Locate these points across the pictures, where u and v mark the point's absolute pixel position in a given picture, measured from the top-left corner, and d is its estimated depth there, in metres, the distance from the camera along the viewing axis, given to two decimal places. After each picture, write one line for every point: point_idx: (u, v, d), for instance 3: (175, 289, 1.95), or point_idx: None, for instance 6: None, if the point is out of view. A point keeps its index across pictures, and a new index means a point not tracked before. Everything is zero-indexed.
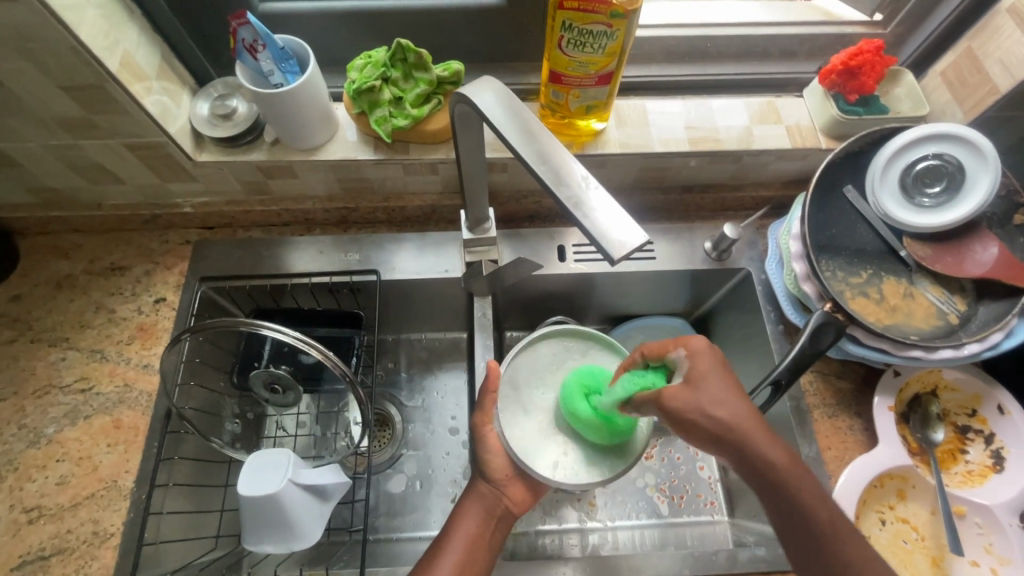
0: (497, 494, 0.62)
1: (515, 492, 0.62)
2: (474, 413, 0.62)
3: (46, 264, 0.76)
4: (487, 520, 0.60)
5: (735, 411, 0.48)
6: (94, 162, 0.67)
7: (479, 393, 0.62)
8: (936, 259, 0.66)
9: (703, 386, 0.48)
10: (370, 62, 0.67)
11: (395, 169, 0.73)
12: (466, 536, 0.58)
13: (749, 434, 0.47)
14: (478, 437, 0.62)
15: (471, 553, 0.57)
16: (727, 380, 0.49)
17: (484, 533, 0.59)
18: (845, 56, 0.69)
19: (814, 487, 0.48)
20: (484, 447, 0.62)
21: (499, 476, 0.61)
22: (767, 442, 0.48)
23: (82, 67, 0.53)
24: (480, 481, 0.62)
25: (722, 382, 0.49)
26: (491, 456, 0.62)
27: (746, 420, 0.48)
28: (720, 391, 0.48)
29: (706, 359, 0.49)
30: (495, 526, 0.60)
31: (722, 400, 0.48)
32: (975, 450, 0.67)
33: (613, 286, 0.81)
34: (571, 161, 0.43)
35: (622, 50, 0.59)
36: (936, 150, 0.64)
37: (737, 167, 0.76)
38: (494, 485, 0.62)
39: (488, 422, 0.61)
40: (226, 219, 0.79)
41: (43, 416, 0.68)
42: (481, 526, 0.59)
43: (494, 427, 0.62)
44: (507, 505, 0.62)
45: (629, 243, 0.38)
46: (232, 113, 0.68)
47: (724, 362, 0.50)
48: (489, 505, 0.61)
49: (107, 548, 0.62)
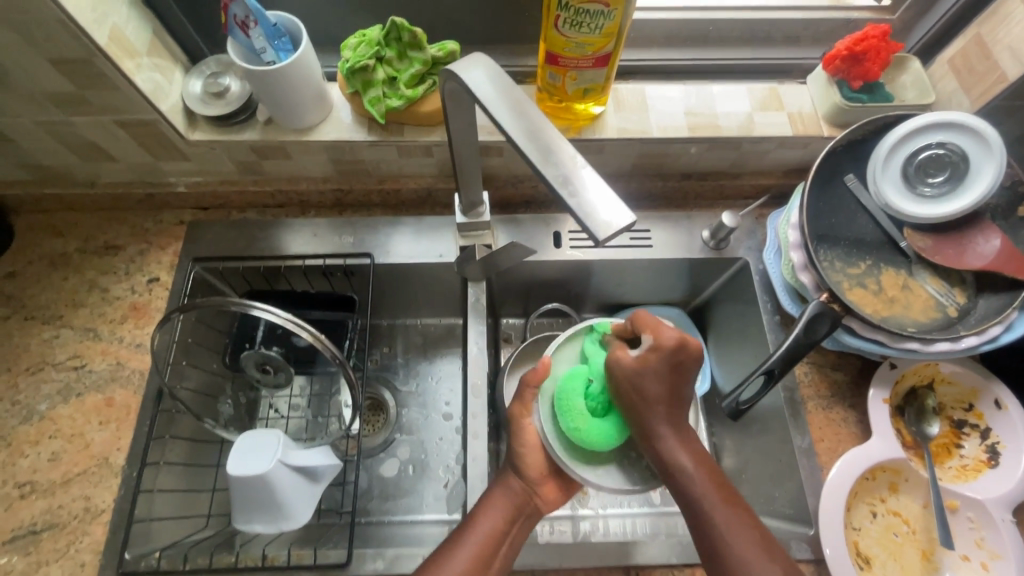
0: (528, 493, 0.60)
1: (547, 493, 0.61)
2: (512, 404, 0.62)
3: (41, 242, 0.76)
4: (514, 518, 0.58)
5: (654, 400, 0.53)
6: (87, 139, 0.67)
7: (521, 384, 0.61)
8: (937, 251, 0.65)
9: (646, 372, 0.53)
10: (364, 40, 0.67)
11: (389, 151, 0.72)
12: (491, 530, 0.56)
13: (660, 424, 0.53)
14: (513, 430, 0.62)
15: (490, 550, 0.55)
16: (660, 376, 0.53)
17: (508, 531, 0.57)
18: (850, 42, 0.67)
19: (719, 491, 0.52)
20: (519, 442, 0.62)
21: (534, 474, 0.61)
22: (671, 435, 0.53)
23: (70, 40, 0.52)
24: (511, 475, 0.61)
25: (659, 376, 0.53)
26: (528, 451, 0.61)
27: (660, 410, 0.53)
28: (651, 380, 0.53)
29: (661, 351, 0.53)
30: (519, 525, 0.59)
31: (644, 389, 0.53)
32: (970, 444, 0.66)
33: (609, 274, 0.80)
34: (560, 140, 0.42)
35: (619, 31, 0.58)
36: (940, 139, 0.63)
37: (737, 155, 0.75)
38: (527, 484, 0.61)
39: (525, 414, 0.61)
40: (220, 199, 0.78)
41: (35, 393, 0.68)
42: (507, 523, 0.58)
43: (532, 421, 0.61)
44: (536, 506, 0.61)
45: (615, 223, 0.38)
46: (224, 91, 0.67)
47: (675, 362, 0.54)
48: (517, 502, 0.59)
49: (98, 524, 0.62)
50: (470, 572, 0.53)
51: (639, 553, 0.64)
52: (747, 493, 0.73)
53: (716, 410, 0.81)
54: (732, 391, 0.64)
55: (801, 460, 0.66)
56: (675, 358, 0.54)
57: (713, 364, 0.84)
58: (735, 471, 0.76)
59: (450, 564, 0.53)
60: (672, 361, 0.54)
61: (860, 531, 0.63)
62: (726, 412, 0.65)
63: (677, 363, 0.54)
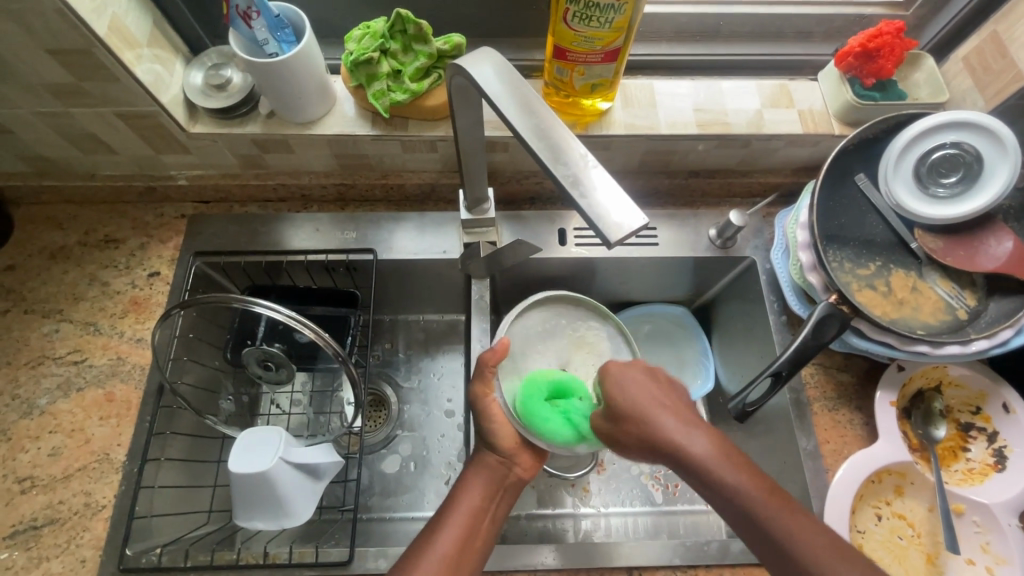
0: (505, 465, 0.60)
1: (524, 462, 0.61)
2: (473, 385, 0.60)
3: (40, 235, 0.75)
4: (494, 492, 0.58)
5: (650, 425, 0.51)
6: (86, 131, 0.66)
7: (480, 363, 0.60)
8: (948, 252, 0.64)
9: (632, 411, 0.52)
10: (368, 32, 0.65)
11: (393, 146, 0.71)
12: (470, 510, 0.56)
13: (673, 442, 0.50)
14: (481, 412, 0.60)
15: (474, 528, 0.55)
16: (646, 391, 0.53)
17: (489, 507, 0.57)
18: (863, 38, 0.65)
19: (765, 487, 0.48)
20: (485, 419, 0.60)
21: (509, 447, 0.60)
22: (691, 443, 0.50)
23: (68, 30, 0.51)
24: (486, 452, 0.61)
25: (646, 406, 0.52)
26: (499, 427, 0.60)
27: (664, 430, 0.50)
28: (642, 397, 0.52)
29: (629, 387, 0.53)
30: (499, 499, 0.59)
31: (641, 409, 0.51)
32: (977, 448, 0.66)
33: (614, 272, 0.79)
34: (570, 139, 0.41)
35: (629, 25, 0.57)
36: (953, 139, 0.62)
37: (747, 153, 0.74)
38: (502, 458, 0.60)
39: (489, 392, 0.60)
40: (222, 193, 0.77)
41: (36, 387, 0.67)
42: (486, 500, 0.58)
43: (496, 397, 0.60)
44: (517, 475, 0.60)
45: (627, 225, 0.37)
46: (226, 83, 0.66)
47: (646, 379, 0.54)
48: (495, 477, 0.59)
49: (99, 520, 0.62)
50: (458, 551, 0.53)
51: (642, 553, 0.64)
52: None
53: (720, 410, 0.81)
54: (738, 392, 0.63)
55: (807, 462, 0.66)
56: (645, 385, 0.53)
57: (718, 363, 0.83)
58: None
59: (437, 545, 0.53)
60: (648, 389, 0.53)
61: (864, 534, 0.63)
62: (732, 414, 0.64)
63: (650, 389, 0.53)
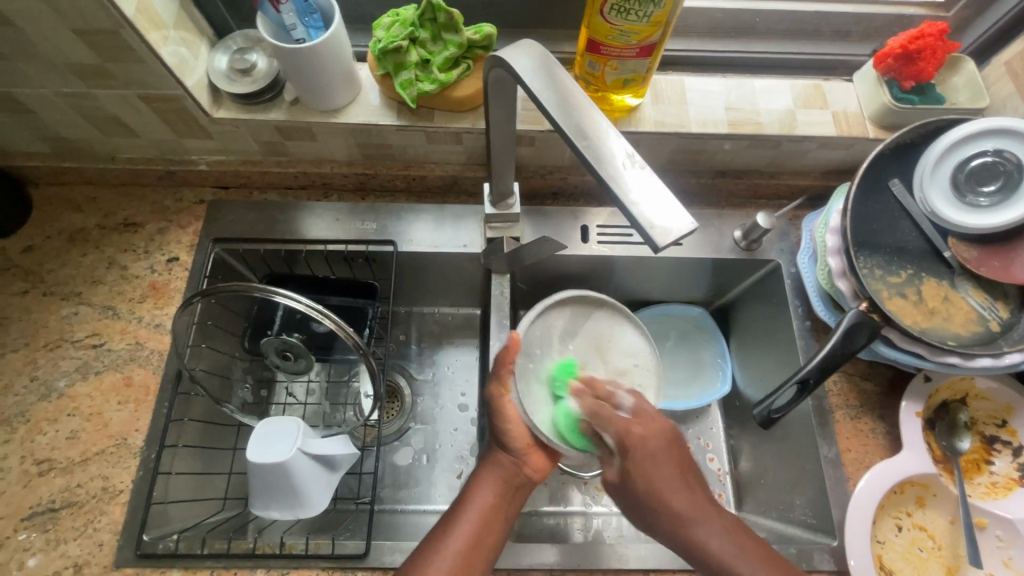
0: (516, 466, 0.60)
1: (536, 462, 0.60)
2: (489, 383, 0.60)
3: (58, 216, 0.75)
4: (505, 492, 0.58)
5: (649, 482, 0.54)
6: (109, 113, 0.65)
7: (496, 362, 0.60)
8: (983, 262, 0.62)
9: (642, 467, 0.55)
10: (397, 20, 0.64)
11: (418, 137, 0.70)
12: (482, 508, 0.56)
13: (671, 509, 0.54)
14: (494, 410, 0.60)
15: (485, 527, 0.55)
16: (655, 470, 0.55)
17: (499, 505, 0.57)
18: (905, 39, 0.64)
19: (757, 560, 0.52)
20: (498, 420, 0.60)
21: (522, 446, 0.60)
22: (694, 519, 0.53)
23: (97, 10, 0.50)
24: (499, 452, 0.60)
25: (653, 465, 0.55)
26: (511, 426, 0.60)
27: (669, 489, 0.55)
28: (652, 471, 0.55)
29: (638, 436, 0.57)
30: (510, 498, 0.58)
31: (651, 484, 0.54)
32: (1001, 462, 0.65)
33: (635, 270, 0.78)
34: (616, 137, 0.40)
35: (668, 20, 0.56)
36: (993, 147, 0.60)
37: (777, 154, 0.72)
38: (514, 457, 0.60)
39: (504, 393, 0.59)
40: (242, 179, 0.76)
41: (54, 369, 0.67)
42: (498, 498, 0.58)
43: (513, 399, 0.60)
44: (526, 475, 0.60)
45: (674, 229, 0.36)
46: (251, 68, 0.65)
47: (654, 451, 0.56)
48: (507, 477, 0.59)
49: (117, 505, 0.62)
50: (467, 549, 0.53)
51: (658, 556, 0.63)
52: (766, 499, 0.72)
53: (737, 413, 0.80)
54: (763, 398, 0.61)
55: (827, 470, 0.65)
56: (654, 444, 0.56)
57: (736, 366, 0.83)
58: (753, 475, 0.75)
59: (447, 544, 0.53)
60: (655, 448, 0.56)
61: (884, 544, 0.62)
62: (755, 420, 0.62)
63: (659, 448, 0.56)
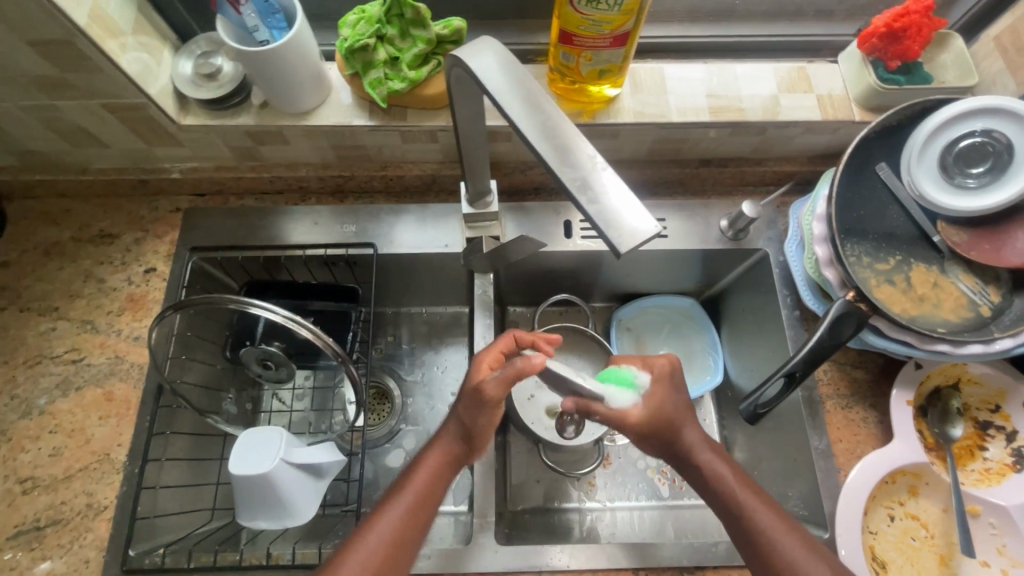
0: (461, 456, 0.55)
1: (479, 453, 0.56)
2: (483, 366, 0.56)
3: (33, 230, 0.74)
4: (438, 481, 0.54)
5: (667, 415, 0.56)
6: (74, 124, 0.63)
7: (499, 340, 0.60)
8: (972, 246, 0.61)
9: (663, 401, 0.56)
10: (363, 17, 0.62)
11: (392, 137, 0.68)
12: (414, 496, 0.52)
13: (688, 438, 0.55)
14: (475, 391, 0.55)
15: (413, 518, 0.51)
16: (679, 407, 0.57)
17: (432, 497, 0.53)
18: (889, 18, 0.61)
19: (763, 507, 0.52)
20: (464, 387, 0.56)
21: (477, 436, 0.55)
22: (703, 448, 0.55)
23: (46, 20, 0.48)
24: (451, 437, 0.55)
25: (673, 400, 0.57)
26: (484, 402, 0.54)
27: (684, 422, 0.56)
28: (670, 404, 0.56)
29: (659, 374, 0.58)
30: (439, 487, 0.54)
31: (671, 414, 0.56)
32: (995, 447, 0.64)
33: (621, 264, 0.77)
34: (576, 136, 0.38)
35: (640, 8, 0.54)
36: (982, 127, 0.58)
37: (761, 140, 0.70)
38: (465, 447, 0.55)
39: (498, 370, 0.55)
40: (217, 186, 0.75)
41: (35, 386, 0.66)
42: (429, 489, 0.53)
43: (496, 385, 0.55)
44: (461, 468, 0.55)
45: (637, 233, 0.35)
46: (217, 72, 0.64)
47: (675, 390, 0.57)
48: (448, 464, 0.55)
49: (102, 521, 0.61)
50: (395, 539, 0.50)
51: (648, 554, 0.62)
52: None
53: (729, 405, 0.79)
54: (750, 393, 0.60)
55: (818, 462, 0.64)
56: (673, 382, 0.58)
57: (727, 357, 0.82)
58: (747, 465, 0.74)
59: (376, 533, 0.50)
60: (674, 384, 0.58)
61: (876, 535, 0.62)
62: (742, 415, 0.61)
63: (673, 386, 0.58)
